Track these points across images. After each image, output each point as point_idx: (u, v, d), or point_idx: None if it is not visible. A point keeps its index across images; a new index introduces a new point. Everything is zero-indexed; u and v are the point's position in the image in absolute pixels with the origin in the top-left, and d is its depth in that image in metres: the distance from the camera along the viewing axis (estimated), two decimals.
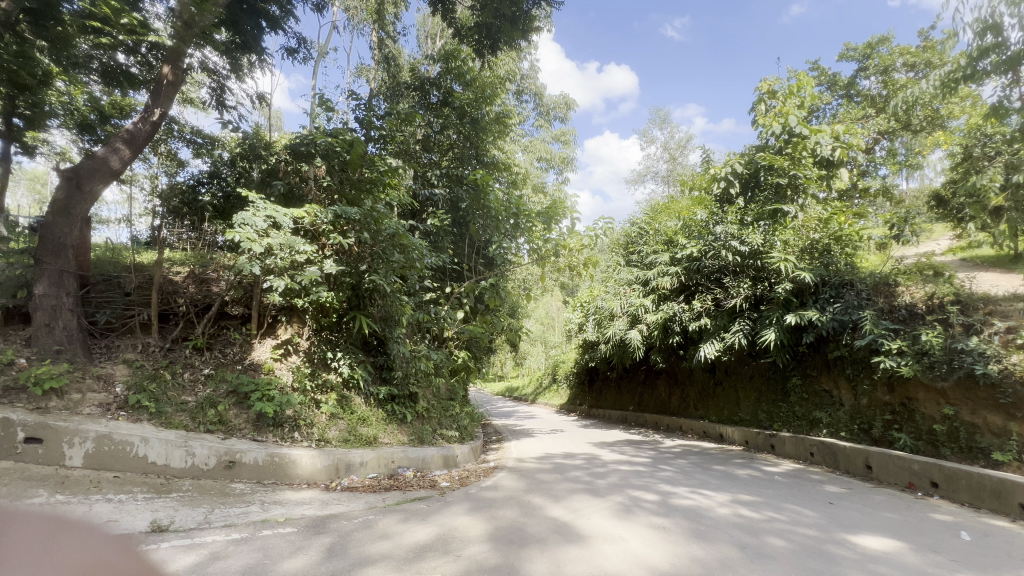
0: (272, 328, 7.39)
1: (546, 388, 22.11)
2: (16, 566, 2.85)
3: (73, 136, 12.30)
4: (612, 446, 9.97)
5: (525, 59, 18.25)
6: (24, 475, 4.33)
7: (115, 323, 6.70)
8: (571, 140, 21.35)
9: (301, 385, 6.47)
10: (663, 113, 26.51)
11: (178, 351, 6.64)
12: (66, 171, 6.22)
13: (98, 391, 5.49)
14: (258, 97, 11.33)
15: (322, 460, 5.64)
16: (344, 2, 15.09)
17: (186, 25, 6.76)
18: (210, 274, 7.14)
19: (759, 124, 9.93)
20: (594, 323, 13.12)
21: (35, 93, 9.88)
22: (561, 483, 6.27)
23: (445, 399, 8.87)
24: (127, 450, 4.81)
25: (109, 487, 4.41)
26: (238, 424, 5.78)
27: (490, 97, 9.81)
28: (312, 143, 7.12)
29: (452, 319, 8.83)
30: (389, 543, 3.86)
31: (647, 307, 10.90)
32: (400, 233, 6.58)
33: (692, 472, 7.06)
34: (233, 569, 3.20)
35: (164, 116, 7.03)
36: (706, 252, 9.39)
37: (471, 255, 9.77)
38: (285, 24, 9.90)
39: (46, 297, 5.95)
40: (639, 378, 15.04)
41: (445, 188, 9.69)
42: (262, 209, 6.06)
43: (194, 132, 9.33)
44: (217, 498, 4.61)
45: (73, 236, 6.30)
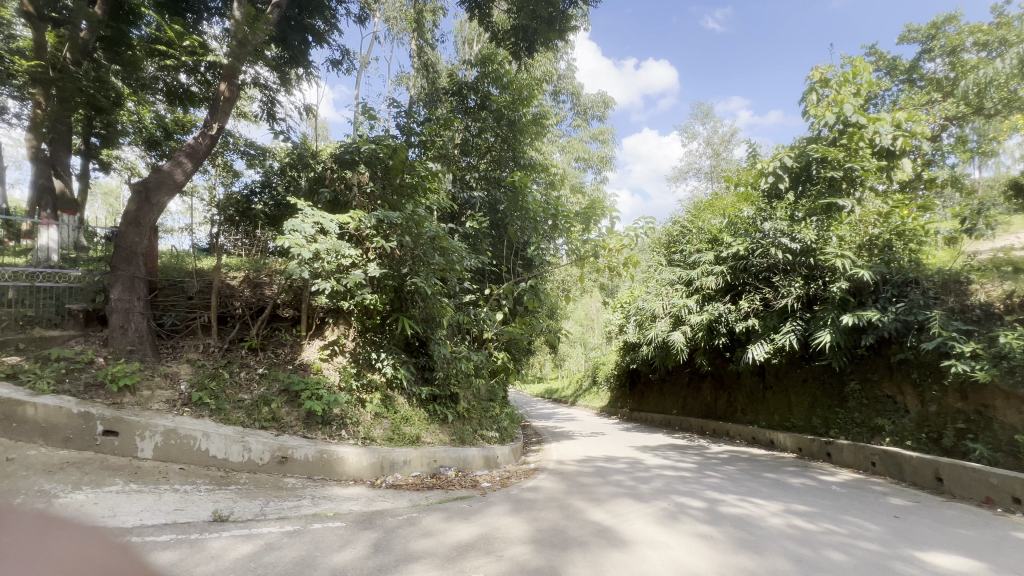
0: (320, 329, 7.63)
1: (586, 390, 21.86)
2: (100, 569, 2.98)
3: (142, 152, 13.39)
4: (655, 450, 9.75)
5: (561, 59, 18.19)
6: (102, 465, 4.71)
7: (180, 325, 7.17)
8: (610, 139, 21.08)
9: (348, 385, 6.72)
10: (706, 108, 25.71)
11: (234, 351, 7.02)
12: (137, 184, 6.73)
13: (165, 388, 5.88)
14: (305, 109, 11.89)
15: (368, 457, 5.81)
16: (385, 13, 15.61)
17: (241, 44, 7.22)
18: (263, 278, 7.59)
19: (810, 115, 9.42)
20: (635, 324, 12.85)
21: (109, 113, 10.85)
22: (603, 486, 6.18)
23: (485, 399, 8.94)
24: (191, 443, 5.14)
25: (176, 479, 4.73)
26: (289, 422, 6.04)
27: (527, 98, 9.84)
28: (356, 151, 7.41)
29: (492, 320, 8.90)
30: (432, 541, 3.92)
31: (691, 307, 10.58)
32: (440, 236, 6.84)
33: (741, 480, 6.78)
34: (286, 560, 3.34)
35: (221, 130, 7.49)
36: (754, 250, 9.06)
37: (510, 257, 9.77)
38: (329, 38, 10.39)
39: (120, 301, 6.44)
40: (683, 381, 14.61)
41: (484, 191, 9.78)
42: (311, 216, 6.37)
43: (248, 144, 9.92)
44: (271, 491, 4.84)
45: (143, 244, 6.79)
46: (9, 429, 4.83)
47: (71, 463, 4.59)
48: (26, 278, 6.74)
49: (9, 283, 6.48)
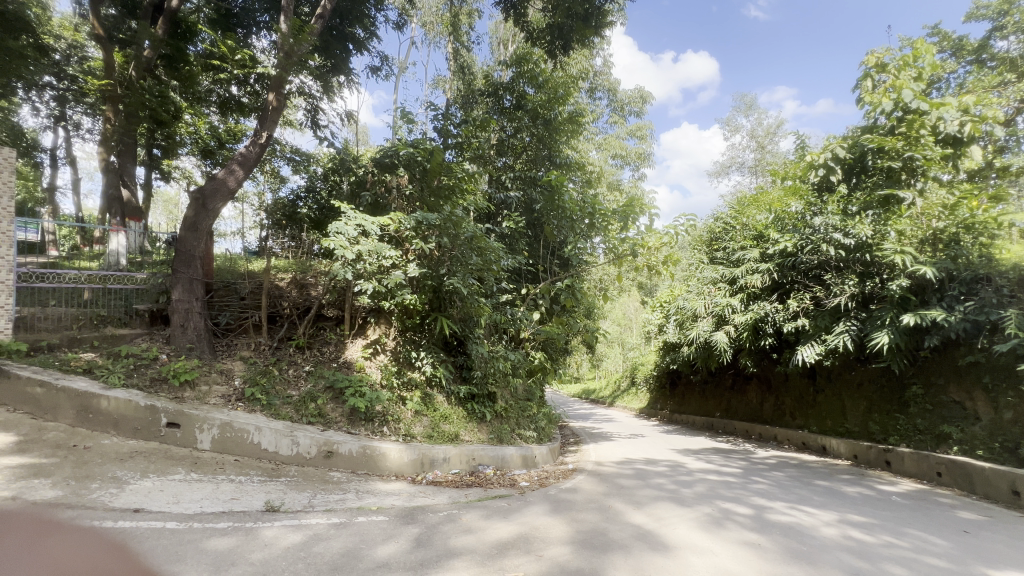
0: (363, 328, 7.79)
1: (624, 391, 21.51)
2: (160, 557, 3.11)
3: (199, 162, 14.25)
4: (698, 454, 9.49)
5: (597, 55, 17.97)
6: (167, 455, 5.04)
7: (234, 324, 7.57)
8: (648, 134, 20.66)
9: (389, 382, 6.91)
10: (749, 100, 24.73)
11: (284, 349, 7.33)
12: (194, 192, 7.15)
13: (220, 383, 6.21)
14: (347, 115, 12.28)
15: (408, 454, 5.96)
16: (422, 18, 15.92)
17: (287, 55, 7.55)
18: (309, 280, 7.96)
19: (865, 102, 8.87)
20: (675, 323, 12.55)
21: (169, 126, 11.64)
22: (643, 489, 6.07)
23: (523, 399, 8.98)
24: (245, 436, 5.42)
25: (232, 469, 5.00)
26: (334, 417, 6.26)
27: (563, 96, 9.78)
28: (395, 155, 7.59)
29: (529, 320, 8.89)
30: (473, 538, 3.97)
31: (735, 307, 10.21)
32: (478, 236, 6.92)
33: (790, 487, 6.48)
34: (334, 551, 3.47)
35: (270, 138, 7.82)
36: (803, 246, 8.63)
37: (546, 256, 9.73)
38: (369, 45, 10.72)
39: (180, 302, 6.87)
40: (727, 383, 14.13)
41: (520, 190, 9.76)
42: (353, 219, 6.59)
43: (294, 151, 10.38)
44: (318, 484, 5.04)
45: (200, 248, 7.20)
46: (86, 419, 5.22)
47: (139, 453, 4.93)
48: (99, 280, 7.27)
49: (86, 285, 7.04)
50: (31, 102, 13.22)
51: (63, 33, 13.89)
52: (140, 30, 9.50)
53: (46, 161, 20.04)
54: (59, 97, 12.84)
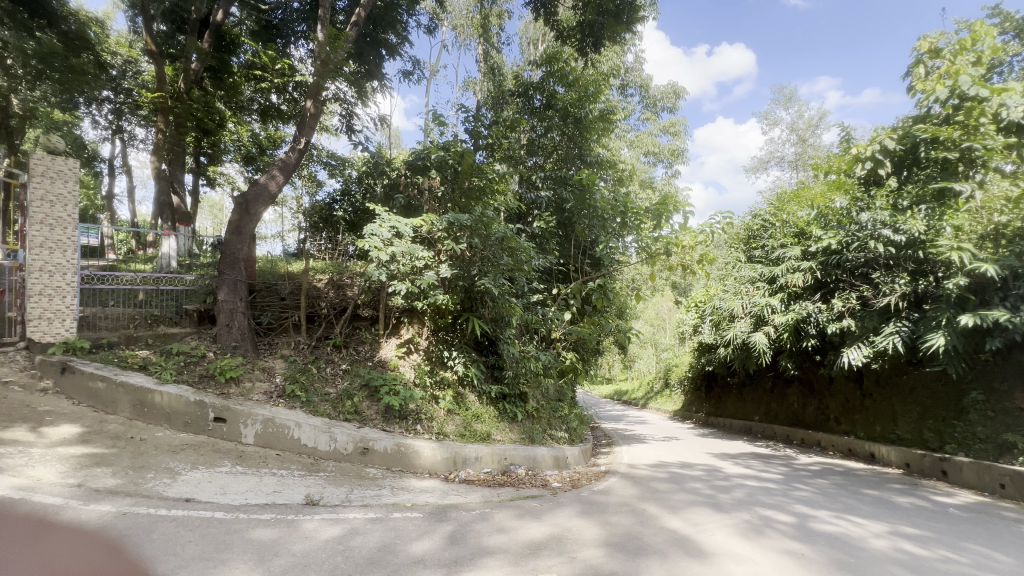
0: (396, 328, 7.92)
1: (658, 392, 21.06)
2: (203, 546, 3.24)
3: (242, 168, 14.91)
4: (736, 458, 9.21)
5: (628, 51, 17.71)
6: (214, 448, 5.28)
7: (275, 323, 7.86)
8: (681, 130, 20.19)
9: (422, 381, 7.03)
10: (789, 92, 23.78)
11: (321, 348, 7.56)
12: (238, 197, 7.46)
13: (263, 380, 6.46)
14: (380, 119, 12.56)
15: (441, 452, 6.05)
16: (452, 21, 16.10)
17: (324, 63, 7.80)
18: (345, 280, 8.14)
19: (917, 90, 8.37)
20: (711, 324, 12.22)
21: (214, 134, 12.23)
22: (678, 493, 5.94)
23: (554, 399, 8.95)
24: (285, 432, 5.62)
25: (274, 463, 5.20)
26: (370, 415, 6.42)
27: (593, 94, 9.69)
28: (427, 158, 7.73)
29: (560, 320, 8.84)
30: (506, 537, 3.99)
31: (775, 307, 9.81)
32: (509, 236, 6.95)
33: (835, 495, 6.20)
34: (370, 545, 3.56)
35: (308, 144, 8.08)
36: (849, 243, 8.23)
37: (577, 256, 9.58)
38: (401, 50, 10.96)
39: (226, 302, 7.19)
40: (766, 386, 13.64)
41: (550, 190, 9.72)
42: (387, 221, 6.74)
43: (330, 156, 10.73)
44: (355, 480, 5.18)
45: (243, 251, 7.52)
46: (142, 413, 5.55)
47: (189, 445, 5.19)
48: (152, 281, 7.69)
49: (141, 287, 7.48)
50: (91, 114, 14.15)
51: (120, 50, 14.81)
52: (188, 43, 10.09)
53: (104, 170, 21.41)
54: (116, 109, 13.70)
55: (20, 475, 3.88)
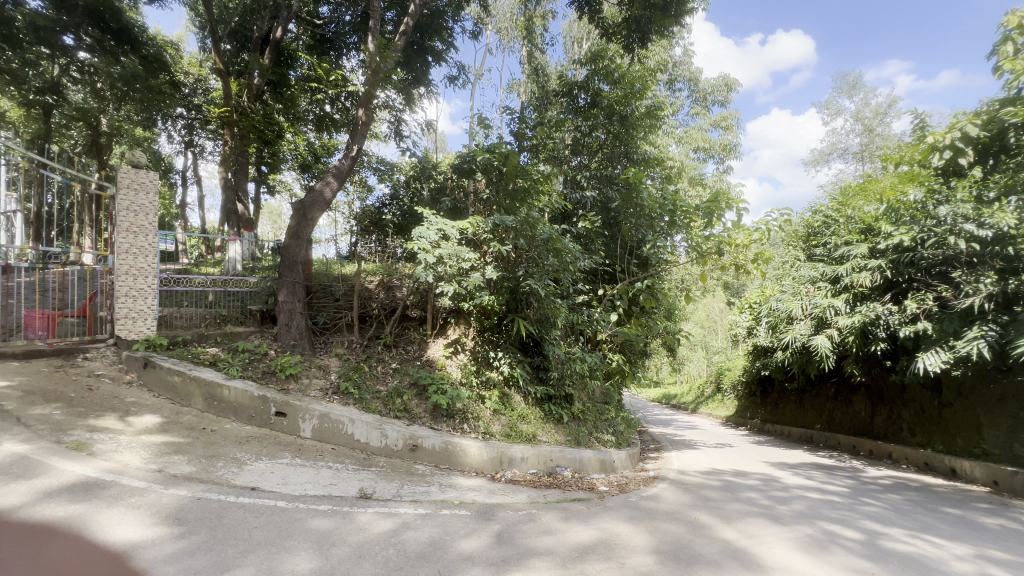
0: (443, 329, 8.09)
1: (708, 397, 20.21)
2: (267, 533, 3.44)
3: (299, 175, 15.72)
4: (796, 469, 8.70)
5: (677, 45, 17.19)
6: (275, 441, 5.60)
7: (330, 323, 8.15)
8: (734, 124, 19.36)
9: (468, 381, 7.16)
10: (854, 79, 22.25)
11: (372, 348, 7.81)
12: (296, 203, 7.87)
13: (319, 377, 6.78)
14: (426, 124, 12.88)
15: (487, 451, 6.11)
16: (497, 24, 16.24)
17: (375, 72, 8.11)
18: (395, 282, 8.34)
19: (1005, 71, 7.60)
20: (767, 326, 11.63)
21: (274, 145, 12.95)
22: (732, 503, 5.69)
23: (600, 402, 8.84)
24: (340, 427, 5.87)
25: (330, 457, 5.45)
26: (419, 413, 6.58)
27: (640, 90, 9.48)
28: (473, 161, 7.88)
29: (606, 321, 8.70)
30: (553, 540, 3.97)
31: (838, 308, 9.15)
32: (554, 238, 6.93)
33: (910, 512, 5.72)
34: (421, 540, 3.65)
35: (360, 151, 8.39)
36: (925, 240, 7.58)
37: (623, 256, 9.35)
38: (447, 56, 11.22)
39: (285, 303, 7.59)
40: (829, 393, 12.83)
41: (596, 189, 9.57)
42: (434, 223, 6.88)
43: (379, 162, 11.19)
44: (405, 476, 5.33)
45: (301, 254, 7.90)
46: (212, 406, 5.97)
47: (253, 437, 5.53)
48: (221, 283, 8.19)
49: (211, 289, 7.99)
50: (167, 130, 15.36)
51: (191, 69, 15.97)
52: (252, 60, 10.93)
53: (177, 181, 23.19)
54: (188, 125, 14.81)
55: (110, 460, 4.27)
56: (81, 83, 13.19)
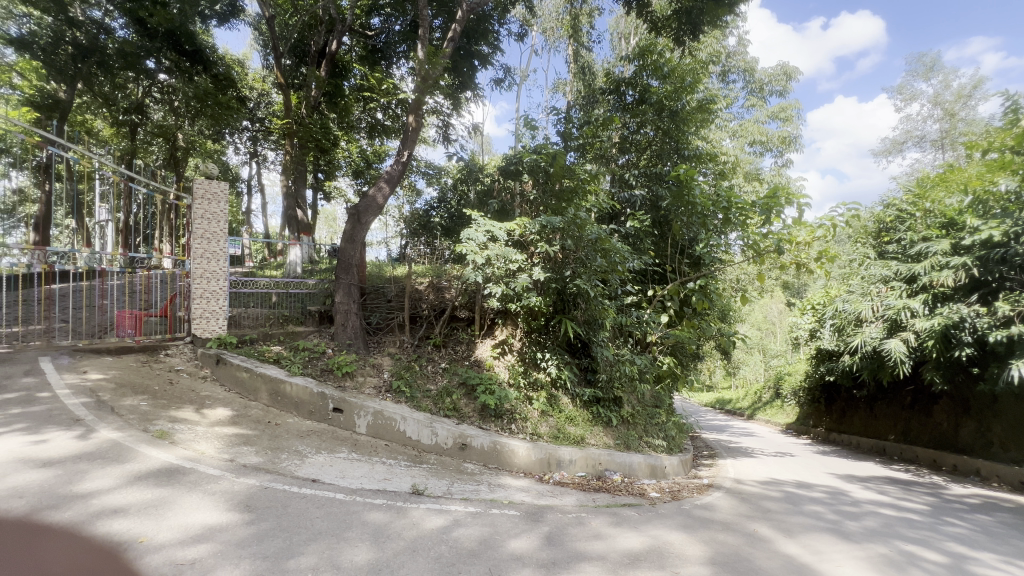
0: (491, 329, 8.19)
1: (765, 403, 19.18)
2: (327, 523, 3.61)
3: (353, 181, 16.44)
4: (867, 482, 8.08)
5: (731, 34, 16.51)
6: (333, 435, 5.86)
7: (382, 323, 8.42)
8: (794, 114, 18.32)
9: (516, 382, 7.20)
10: (931, 60, 20.43)
11: (423, 348, 8.01)
12: (352, 208, 8.21)
13: (373, 375, 7.05)
14: (473, 127, 13.10)
15: (535, 452, 6.12)
16: (542, 25, 16.24)
17: (423, 79, 8.33)
18: (444, 283, 8.49)
19: None
20: (832, 328, 10.90)
21: (329, 153, 13.59)
22: (795, 516, 5.37)
23: (650, 406, 8.63)
24: (393, 424, 6.07)
25: (384, 453, 5.65)
26: (468, 412, 6.69)
27: (691, 84, 9.22)
28: (519, 162, 7.91)
29: (656, 322, 8.49)
30: (603, 545, 3.91)
31: (915, 310, 8.42)
32: (603, 238, 6.86)
33: (1003, 536, 5.18)
34: (472, 538, 3.71)
35: (410, 156, 8.62)
36: (1018, 233, 7.01)
37: (674, 255, 9.07)
38: (493, 60, 11.40)
39: (341, 304, 7.90)
40: (904, 402, 11.90)
41: (645, 188, 9.34)
42: (482, 225, 6.97)
43: (428, 166, 11.56)
44: (455, 474, 5.43)
45: (356, 257, 8.20)
46: (276, 401, 6.34)
47: (313, 432, 5.82)
48: (282, 285, 8.68)
49: (273, 291, 8.52)
50: (235, 143, 16.49)
51: (255, 85, 17.07)
52: (310, 73, 11.56)
53: (244, 189, 24.87)
54: (253, 137, 15.84)
55: (189, 449, 4.64)
56: (162, 102, 14.45)
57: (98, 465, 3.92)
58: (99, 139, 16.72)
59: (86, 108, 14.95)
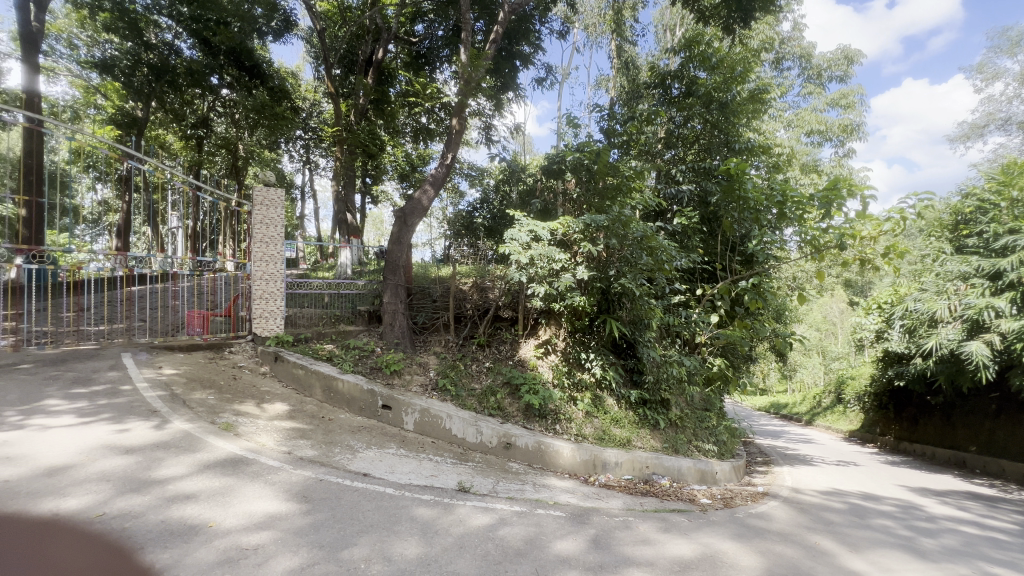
0: (534, 329, 8.19)
1: (825, 409, 18.07)
2: (376, 517, 3.73)
3: (399, 184, 16.92)
4: (944, 497, 7.44)
5: (785, 19, 15.70)
6: (382, 431, 6.05)
7: (429, 323, 8.53)
8: (856, 100, 17.15)
9: (560, 382, 7.16)
10: (1017, 34, 18.54)
11: (468, 347, 8.11)
12: (398, 211, 8.44)
13: (420, 373, 7.21)
14: (515, 128, 13.17)
15: (580, 454, 6.06)
16: (584, 21, 16.06)
17: (467, 82, 8.43)
18: (487, 283, 8.53)
19: None
20: (902, 328, 10.12)
21: (376, 158, 14.04)
22: (861, 530, 5.02)
23: (700, 409, 8.34)
24: (439, 422, 6.21)
25: (430, 450, 5.78)
26: (512, 412, 6.72)
27: (741, 74, 8.87)
28: (562, 161, 7.86)
29: (705, 322, 8.20)
30: (651, 551, 3.81)
31: (1001, 310, 7.65)
32: (648, 235, 6.70)
33: None
34: (517, 537, 3.72)
35: (454, 158, 8.75)
36: None
37: (725, 253, 8.72)
38: (535, 59, 11.42)
39: (389, 304, 8.13)
40: (989, 411, 11.01)
41: (693, 183, 9.02)
42: (525, 225, 6.96)
43: (471, 168, 11.74)
44: (500, 472, 5.47)
45: (403, 258, 8.41)
46: (329, 397, 6.61)
47: (364, 427, 6.03)
48: (334, 286, 9.09)
49: (326, 292, 8.92)
50: (289, 151, 17.35)
51: (307, 95, 17.89)
52: (358, 82, 11.99)
53: (298, 195, 26.13)
54: (306, 145, 16.62)
55: (251, 440, 4.93)
56: (224, 115, 15.44)
57: (172, 453, 4.24)
58: (171, 152, 18.07)
59: (159, 124, 16.21)
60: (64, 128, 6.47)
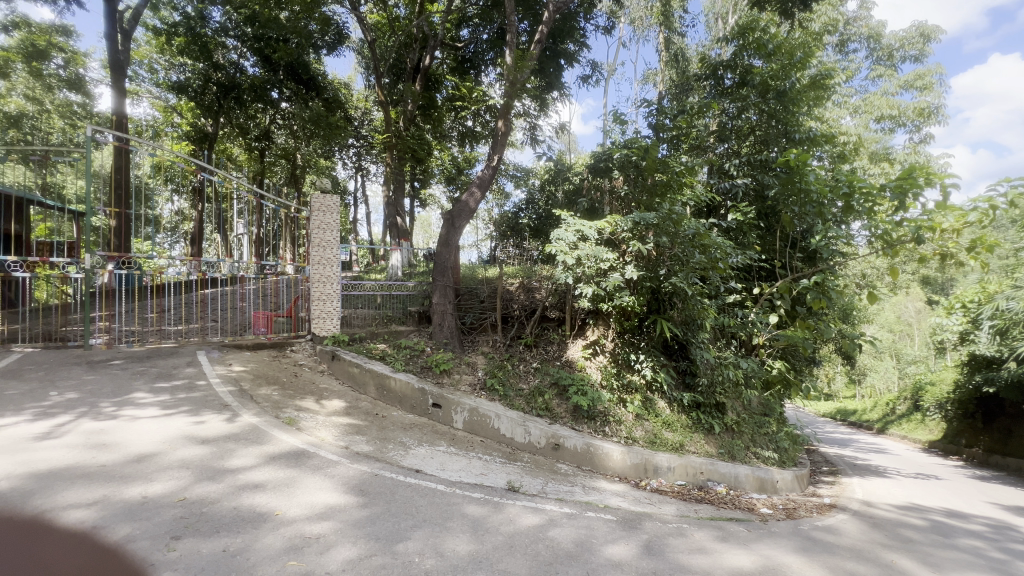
0: (582, 329, 8.11)
1: (900, 416, 16.69)
2: (428, 512, 3.81)
3: (446, 187, 17.27)
4: None
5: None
6: (433, 429, 6.19)
7: (476, 323, 8.65)
8: (934, 81, 15.75)
9: (609, 383, 7.03)
10: None
11: (515, 347, 8.13)
12: (446, 213, 8.62)
13: (468, 373, 7.31)
14: (560, 127, 13.12)
15: (630, 457, 5.96)
16: (630, 15, 15.77)
17: (512, 83, 8.46)
18: (534, 283, 8.55)
19: None
20: (992, 330, 9.17)
21: (424, 163, 14.40)
22: (944, 549, 4.59)
23: (758, 414, 7.94)
24: (488, 421, 6.29)
25: (480, 448, 5.86)
26: (560, 412, 6.68)
27: (801, 60, 8.39)
28: (609, 158, 7.72)
29: (763, 323, 7.81)
30: (708, 560, 3.67)
31: None
32: (701, 233, 6.47)
33: None
34: (568, 539, 3.69)
35: (500, 160, 8.81)
36: None
37: (785, 249, 8.28)
38: (580, 56, 11.32)
39: (438, 304, 8.30)
40: None
41: (748, 177, 8.58)
42: (572, 224, 6.90)
43: (516, 168, 11.81)
44: (549, 473, 5.46)
45: (451, 259, 8.56)
46: (383, 395, 6.85)
47: (416, 425, 6.20)
48: (386, 287, 9.27)
49: (378, 293, 9.18)
50: (343, 159, 18.10)
51: (359, 104, 18.63)
52: (406, 89, 12.32)
53: (351, 201, 27.22)
54: (358, 152, 17.32)
55: (312, 435, 5.19)
56: (284, 127, 16.36)
57: (242, 445, 4.54)
58: (237, 164, 19.31)
59: (226, 137, 17.38)
60: (148, 146, 7.11)
